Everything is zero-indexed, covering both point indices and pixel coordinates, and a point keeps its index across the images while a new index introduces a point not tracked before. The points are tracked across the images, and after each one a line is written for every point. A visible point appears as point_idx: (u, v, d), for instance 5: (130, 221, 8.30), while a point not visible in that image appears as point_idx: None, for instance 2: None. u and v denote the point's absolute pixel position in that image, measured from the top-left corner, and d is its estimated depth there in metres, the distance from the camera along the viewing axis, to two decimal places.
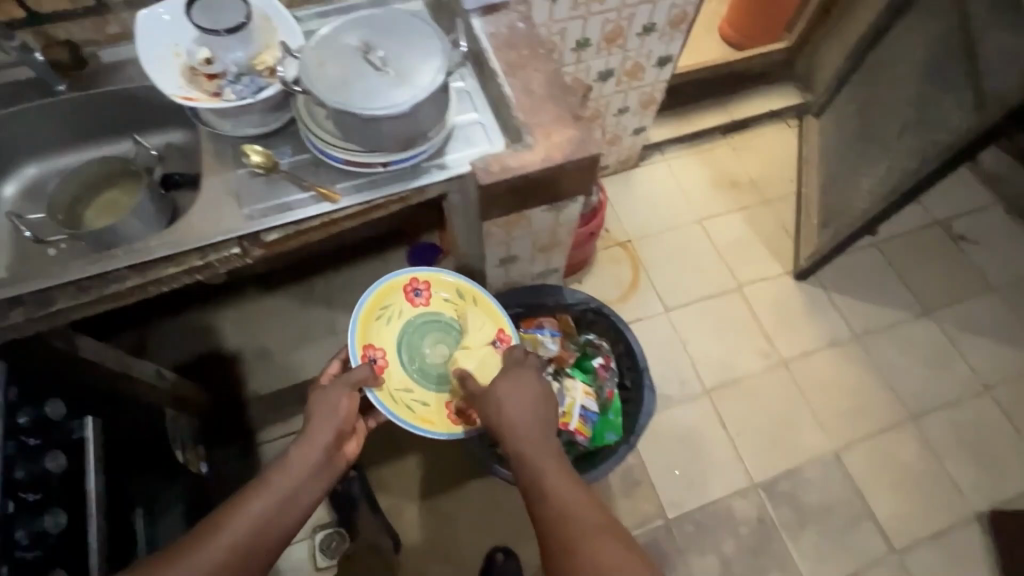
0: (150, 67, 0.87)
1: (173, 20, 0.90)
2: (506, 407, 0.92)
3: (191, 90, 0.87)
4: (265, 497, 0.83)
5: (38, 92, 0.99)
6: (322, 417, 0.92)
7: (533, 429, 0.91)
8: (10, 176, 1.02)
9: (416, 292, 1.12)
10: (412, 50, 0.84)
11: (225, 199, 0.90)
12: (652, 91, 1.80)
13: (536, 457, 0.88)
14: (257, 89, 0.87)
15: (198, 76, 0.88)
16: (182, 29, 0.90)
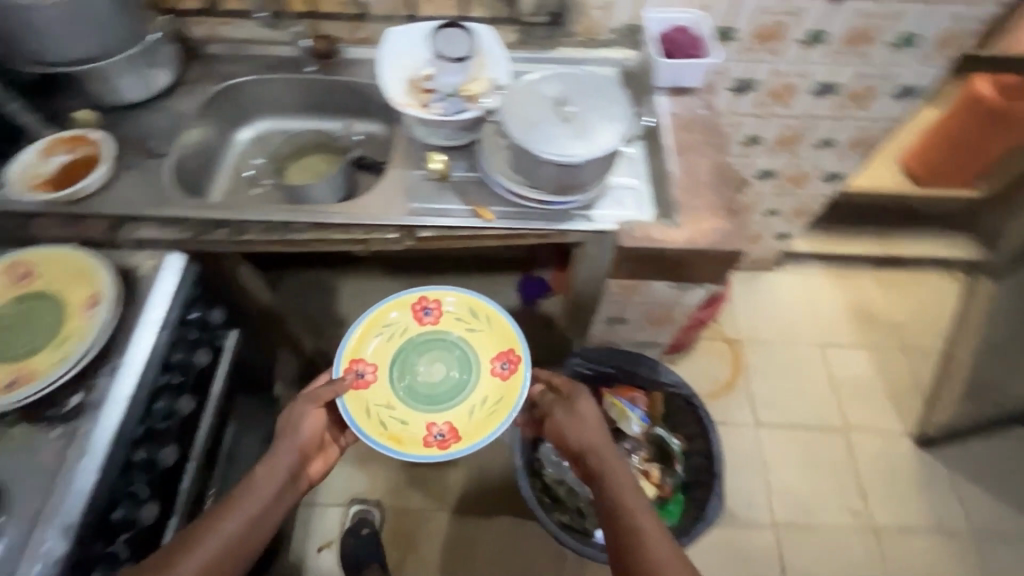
0: (381, 72, 1.03)
1: (412, 38, 1.06)
2: (580, 425, 0.95)
3: (407, 99, 1.02)
4: (247, 510, 0.83)
5: (292, 68, 1.22)
6: (297, 429, 0.95)
7: (592, 443, 0.92)
8: (249, 124, 1.27)
9: (426, 311, 1.09)
10: (598, 112, 0.92)
11: (397, 190, 1.03)
12: (809, 202, 1.74)
13: (608, 468, 0.89)
14: (459, 110, 1.00)
15: (415, 88, 1.03)
16: (415, 46, 1.05)
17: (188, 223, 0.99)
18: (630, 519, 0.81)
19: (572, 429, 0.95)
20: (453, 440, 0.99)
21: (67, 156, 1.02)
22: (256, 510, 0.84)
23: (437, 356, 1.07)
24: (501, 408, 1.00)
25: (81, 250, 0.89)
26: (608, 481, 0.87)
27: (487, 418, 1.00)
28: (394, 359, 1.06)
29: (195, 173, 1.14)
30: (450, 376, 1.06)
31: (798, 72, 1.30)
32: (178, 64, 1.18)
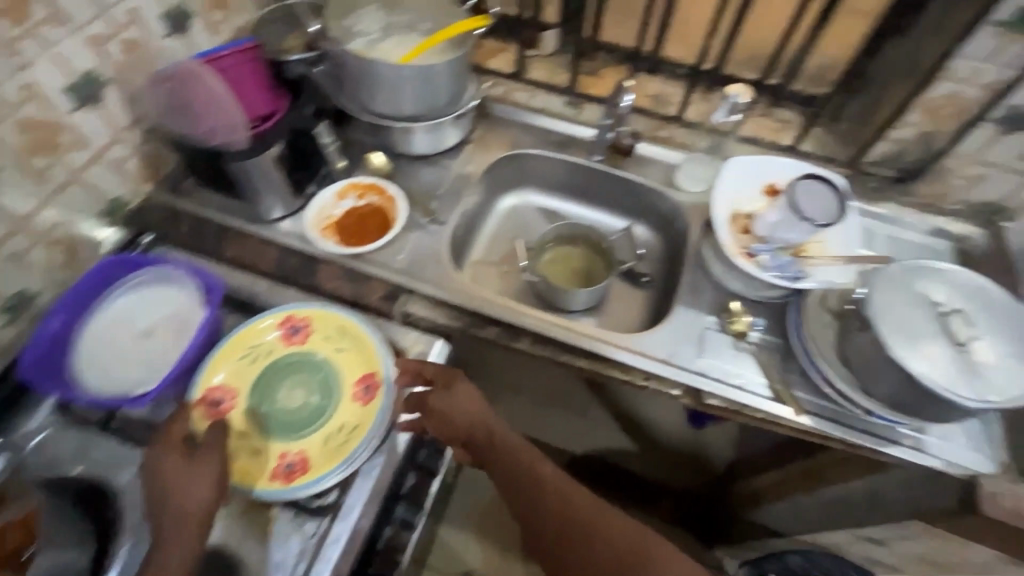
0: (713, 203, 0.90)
1: (751, 174, 0.93)
2: (452, 411, 0.76)
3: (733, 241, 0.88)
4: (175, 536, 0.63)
5: (579, 151, 1.14)
6: (176, 486, 0.65)
7: (487, 439, 0.77)
8: (515, 193, 1.21)
9: (295, 328, 0.81)
10: (1001, 344, 0.73)
11: (689, 338, 0.91)
12: None
13: (535, 461, 0.77)
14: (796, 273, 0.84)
15: (743, 230, 0.90)
16: (753, 184, 0.93)
17: (461, 311, 0.92)
18: (549, 499, 0.74)
19: (446, 427, 0.77)
20: (300, 475, 0.72)
21: (356, 202, 1.01)
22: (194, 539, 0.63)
23: (298, 380, 0.79)
24: (359, 433, 0.75)
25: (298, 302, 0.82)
26: (518, 468, 0.76)
27: (339, 447, 0.74)
28: (258, 379, 0.78)
29: (460, 241, 1.08)
30: (310, 402, 0.78)
31: None
32: (470, 122, 1.14)
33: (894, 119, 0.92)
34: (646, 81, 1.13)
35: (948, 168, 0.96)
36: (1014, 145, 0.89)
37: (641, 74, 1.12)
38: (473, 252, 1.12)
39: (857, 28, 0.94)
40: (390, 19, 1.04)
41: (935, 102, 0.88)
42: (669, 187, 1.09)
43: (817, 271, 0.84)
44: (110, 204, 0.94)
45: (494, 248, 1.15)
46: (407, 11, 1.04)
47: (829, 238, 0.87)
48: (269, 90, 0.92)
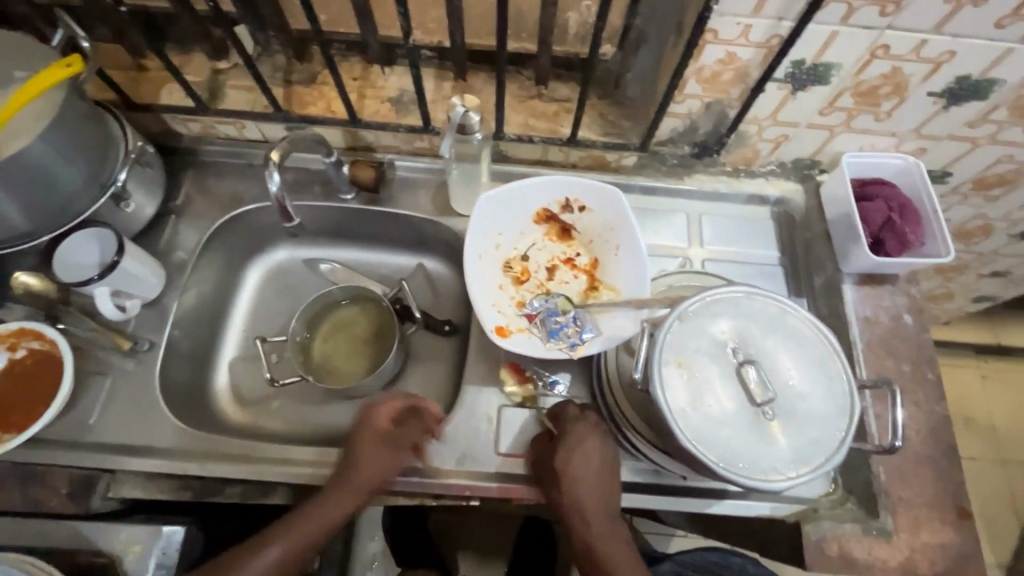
0: (469, 268, 0.69)
1: (507, 210, 0.73)
2: (584, 450, 0.65)
3: (502, 316, 0.69)
4: (321, 511, 0.65)
5: (324, 192, 0.87)
6: (370, 461, 0.67)
7: (604, 477, 0.65)
8: (259, 257, 0.93)
9: None
10: (792, 387, 0.62)
11: (484, 430, 0.73)
12: (941, 314, 1.43)
13: (584, 520, 0.62)
14: (578, 339, 0.68)
15: (510, 294, 0.72)
16: (512, 223, 0.73)
17: (189, 478, 0.71)
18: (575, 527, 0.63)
19: (568, 485, 0.63)
20: None
21: (9, 357, 0.72)
22: (340, 517, 0.65)
23: None
24: None
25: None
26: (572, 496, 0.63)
27: None
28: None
29: (193, 355, 0.83)
30: None
31: (1014, 218, 0.94)
32: (164, 184, 0.84)
33: (672, 94, 0.72)
34: (379, 78, 0.85)
35: (747, 133, 0.79)
36: (808, 102, 0.72)
37: (371, 70, 0.84)
38: (224, 353, 0.87)
39: None
40: None
41: (710, 69, 0.68)
42: (441, 216, 0.86)
43: (608, 331, 0.68)
44: None
45: (250, 338, 0.89)
46: None
47: (612, 282, 0.73)
48: None
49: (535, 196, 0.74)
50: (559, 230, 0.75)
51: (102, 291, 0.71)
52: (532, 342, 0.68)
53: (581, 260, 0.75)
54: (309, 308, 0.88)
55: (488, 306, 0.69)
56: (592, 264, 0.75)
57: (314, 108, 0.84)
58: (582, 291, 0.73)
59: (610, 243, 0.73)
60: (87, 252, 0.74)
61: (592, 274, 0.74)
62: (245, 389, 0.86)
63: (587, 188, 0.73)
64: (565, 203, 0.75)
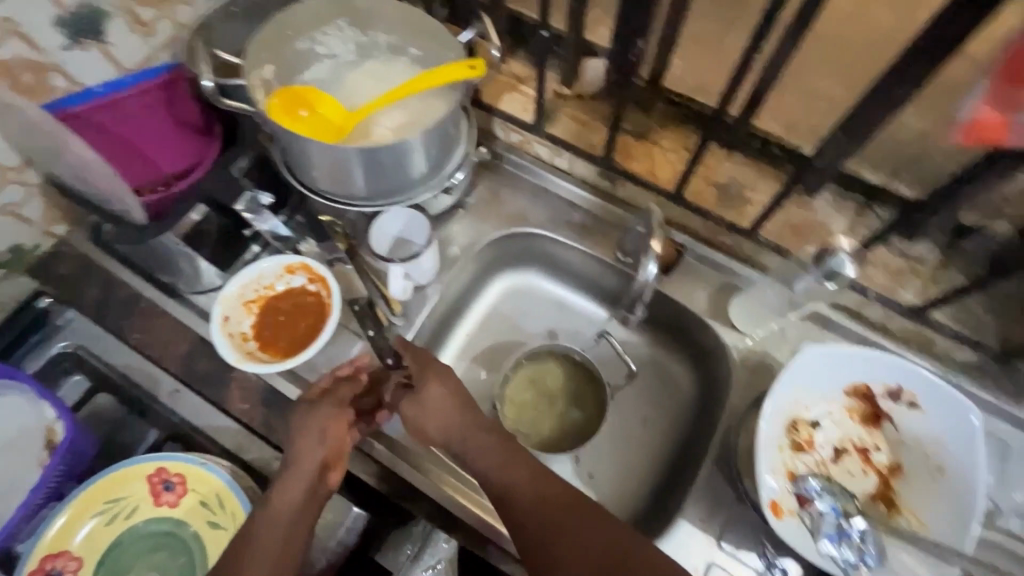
0: (761, 423, 0.60)
1: (820, 372, 0.62)
2: (426, 407, 0.65)
3: (779, 493, 0.58)
4: (269, 524, 0.59)
5: (604, 246, 0.84)
6: (305, 428, 0.64)
7: (500, 443, 0.64)
8: (508, 274, 0.92)
9: (164, 487, 0.65)
10: None
11: None
12: None
13: (477, 459, 0.63)
14: (860, 560, 0.56)
15: (787, 466, 0.61)
16: (817, 389, 0.63)
17: (396, 472, 0.73)
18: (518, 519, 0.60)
19: (477, 454, 0.63)
20: None
21: (287, 284, 0.78)
22: (302, 495, 0.61)
23: (155, 563, 0.63)
24: None
25: (164, 456, 0.65)
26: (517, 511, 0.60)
27: None
28: (114, 547, 0.64)
29: (425, 345, 0.85)
30: None
31: None
32: (468, 180, 0.86)
33: None
34: (717, 159, 0.79)
35: None
36: None
37: (711, 149, 0.79)
38: (445, 350, 0.88)
39: None
40: (366, 39, 0.75)
41: None
42: (714, 320, 0.78)
43: None
44: (9, 253, 0.77)
45: (471, 347, 0.89)
46: (390, 30, 0.75)
47: (916, 503, 0.60)
48: (191, 136, 0.73)
49: (862, 373, 0.62)
50: (868, 413, 0.63)
51: (396, 271, 0.74)
52: (804, 537, 0.57)
53: (878, 457, 0.63)
54: (514, 360, 0.82)
55: (766, 468, 0.59)
56: (890, 469, 0.62)
57: (636, 165, 0.80)
58: (868, 494, 0.62)
59: (930, 462, 0.60)
60: (389, 224, 0.77)
61: (886, 481, 0.62)
62: None
63: (938, 392, 0.59)
64: (893, 390, 0.61)
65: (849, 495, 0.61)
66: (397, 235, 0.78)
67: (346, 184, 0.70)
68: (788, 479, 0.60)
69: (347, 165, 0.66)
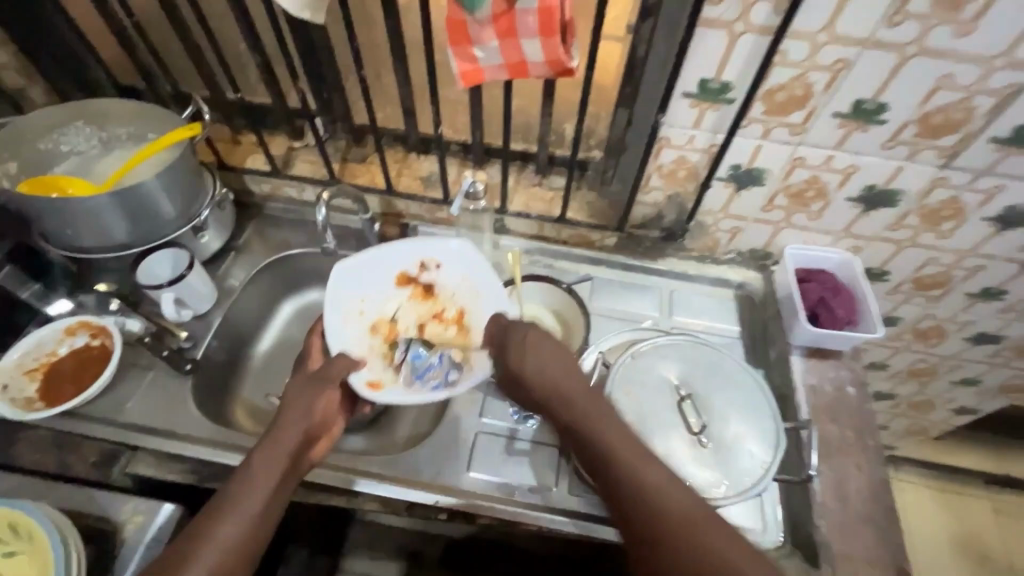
0: (332, 331, 0.85)
1: (364, 275, 0.89)
2: (524, 356, 0.71)
3: (370, 375, 0.82)
4: (263, 482, 0.66)
5: (356, 245, 1.06)
6: (299, 396, 0.75)
7: (302, 414, 0.73)
8: (294, 296, 1.09)
9: None
10: (736, 424, 0.71)
11: (458, 449, 0.83)
12: (929, 426, 1.46)
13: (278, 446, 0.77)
14: (444, 379, 0.81)
15: (381, 352, 0.86)
16: (372, 289, 0.89)
17: (198, 465, 0.80)
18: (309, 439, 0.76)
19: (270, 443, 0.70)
20: None
21: (86, 342, 0.87)
22: (294, 437, 0.70)
23: None
24: None
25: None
26: (585, 431, 0.63)
27: None
28: None
29: (223, 366, 0.96)
30: None
31: (959, 321, 1.05)
32: (232, 227, 1.04)
33: (640, 184, 0.91)
34: (414, 162, 1.07)
35: (704, 224, 0.96)
36: (749, 200, 0.89)
37: (410, 156, 1.07)
38: (248, 370, 1.00)
39: (596, 100, 0.94)
40: (106, 134, 0.94)
41: (669, 168, 0.87)
42: None
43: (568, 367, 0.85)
44: None
45: (273, 362, 1.03)
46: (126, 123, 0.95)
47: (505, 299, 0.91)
48: None
49: (398, 261, 0.91)
50: (421, 286, 0.91)
51: (168, 295, 0.87)
52: (397, 391, 0.81)
53: (449, 311, 0.89)
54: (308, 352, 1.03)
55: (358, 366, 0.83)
56: (457, 315, 0.88)
57: (360, 179, 1.05)
58: (450, 337, 0.87)
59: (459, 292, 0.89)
60: (157, 266, 0.92)
61: (461, 320, 0.88)
62: (257, 408, 0.97)
63: (434, 248, 0.91)
64: (421, 264, 0.91)
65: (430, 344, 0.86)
66: (166, 275, 0.93)
67: (103, 235, 0.84)
68: (386, 363, 0.85)
69: (96, 215, 0.81)
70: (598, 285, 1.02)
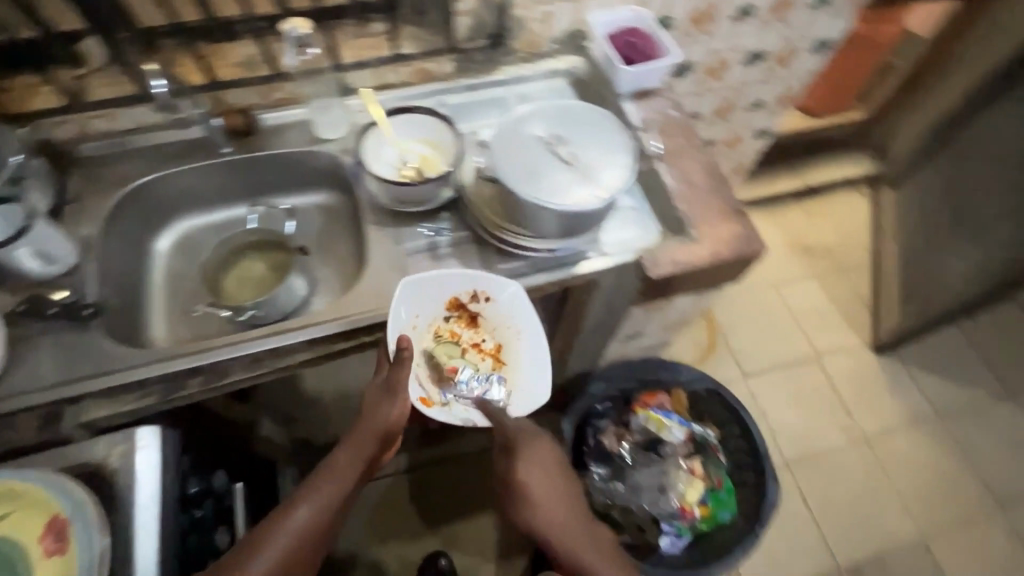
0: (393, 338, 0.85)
1: (418, 300, 0.88)
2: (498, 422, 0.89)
3: (420, 391, 0.87)
4: (324, 491, 0.80)
5: (205, 153, 1.01)
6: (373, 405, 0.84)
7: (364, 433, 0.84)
8: (165, 230, 1.04)
9: None
10: (597, 147, 0.85)
11: (392, 273, 0.91)
12: (745, 159, 1.82)
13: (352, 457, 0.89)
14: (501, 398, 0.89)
15: (433, 372, 0.90)
16: (427, 303, 0.89)
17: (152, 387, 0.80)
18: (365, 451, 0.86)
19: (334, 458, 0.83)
20: None
21: None
22: (361, 449, 0.83)
23: None
24: None
25: None
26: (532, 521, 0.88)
27: None
28: None
29: (125, 312, 0.92)
30: None
31: (733, 47, 1.30)
32: (55, 179, 0.94)
33: None
34: None
35: (520, 18, 1.06)
36: None
37: None
38: (153, 310, 0.97)
39: None
40: None
41: None
42: (314, 144, 1.04)
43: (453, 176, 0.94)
44: None
45: (175, 295, 1.00)
46: None
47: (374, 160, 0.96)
48: None
49: (447, 284, 0.90)
50: (472, 314, 0.92)
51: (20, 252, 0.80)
52: (445, 414, 0.86)
53: (489, 343, 0.92)
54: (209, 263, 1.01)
55: (411, 381, 0.87)
56: (497, 347, 0.92)
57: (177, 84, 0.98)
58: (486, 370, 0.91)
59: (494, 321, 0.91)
60: None
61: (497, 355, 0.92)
62: (182, 336, 0.96)
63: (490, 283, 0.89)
64: (472, 294, 0.91)
65: (463, 368, 0.91)
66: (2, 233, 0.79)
67: None
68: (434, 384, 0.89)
69: None
70: (454, 112, 1.10)
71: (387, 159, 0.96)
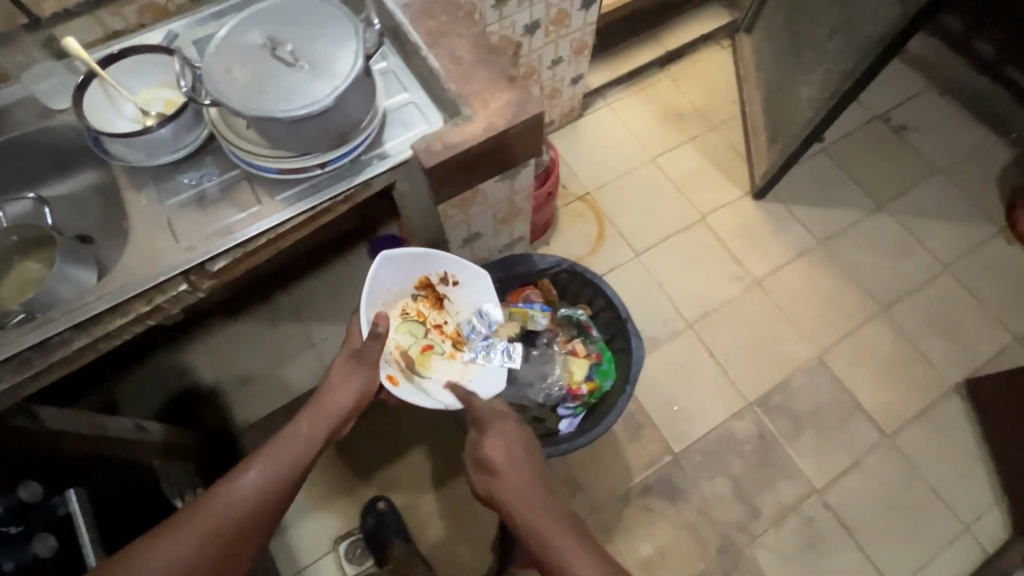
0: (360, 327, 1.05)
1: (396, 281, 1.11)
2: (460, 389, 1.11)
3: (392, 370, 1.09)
4: (272, 469, 0.92)
5: None
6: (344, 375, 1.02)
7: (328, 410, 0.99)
8: None
9: None
10: (322, 40, 0.77)
11: (159, 234, 0.84)
12: (582, 36, 1.75)
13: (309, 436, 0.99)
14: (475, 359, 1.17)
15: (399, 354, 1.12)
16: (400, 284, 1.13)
17: None
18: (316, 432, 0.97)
19: (294, 432, 0.96)
20: None
21: None
22: (323, 424, 0.98)
23: None
24: None
25: None
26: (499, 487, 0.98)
27: None
28: None
29: None
30: None
31: None
32: None
33: None
34: None
35: None
36: None
37: None
38: None
39: None
40: None
41: None
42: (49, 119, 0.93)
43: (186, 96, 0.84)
44: None
45: None
46: None
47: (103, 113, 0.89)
48: None
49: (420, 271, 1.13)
50: (436, 294, 1.17)
51: None
52: (411, 392, 1.09)
53: (449, 324, 1.18)
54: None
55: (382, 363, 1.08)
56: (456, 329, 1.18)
57: None
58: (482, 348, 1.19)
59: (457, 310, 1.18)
60: None
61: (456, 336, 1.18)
62: None
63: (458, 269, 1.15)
64: (442, 279, 1.16)
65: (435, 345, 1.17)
66: None
67: None
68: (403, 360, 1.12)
69: None
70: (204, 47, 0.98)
71: (126, 112, 0.90)
